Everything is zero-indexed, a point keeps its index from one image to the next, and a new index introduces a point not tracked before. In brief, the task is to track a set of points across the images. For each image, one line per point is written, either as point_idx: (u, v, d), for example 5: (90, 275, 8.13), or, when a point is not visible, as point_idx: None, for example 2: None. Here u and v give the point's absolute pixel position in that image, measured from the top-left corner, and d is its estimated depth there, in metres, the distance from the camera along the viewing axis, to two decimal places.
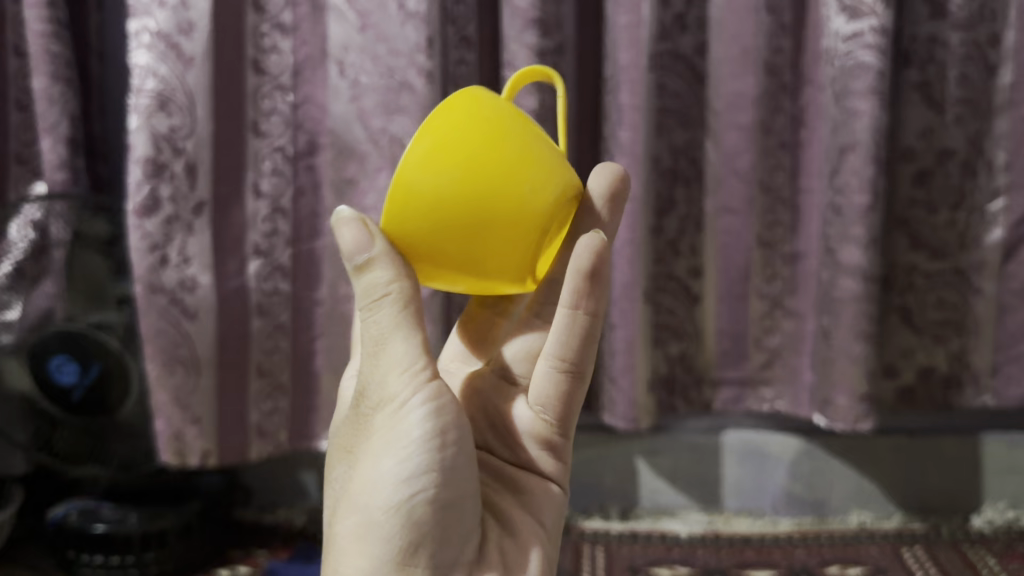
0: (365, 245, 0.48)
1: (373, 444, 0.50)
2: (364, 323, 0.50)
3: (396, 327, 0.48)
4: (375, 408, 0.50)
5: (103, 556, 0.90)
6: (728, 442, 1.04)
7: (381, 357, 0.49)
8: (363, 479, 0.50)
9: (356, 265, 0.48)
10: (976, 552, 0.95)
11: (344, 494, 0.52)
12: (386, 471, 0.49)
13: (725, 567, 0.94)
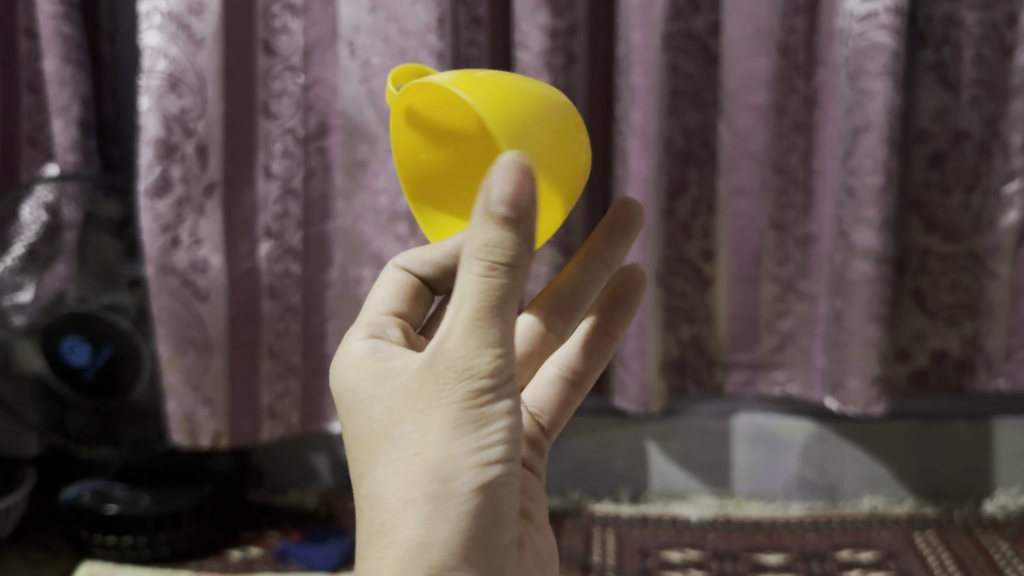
0: (514, 195, 0.37)
1: (448, 427, 0.41)
2: (467, 277, 0.38)
3: (510, 294, 0.38)
4: (452, 383, 0.40)
5: (115, 537, 0.91)
6: (740, 426, 1.04)
7: (484, 328, 0.39)
8: (430, 464, 0.41)
9: (493, 215, 0.37)
10: (988, 537, 0.95)
11: (390, 470, 0.42)
12: (463, 460, 0.41)
13: (735, 551, 0.94)
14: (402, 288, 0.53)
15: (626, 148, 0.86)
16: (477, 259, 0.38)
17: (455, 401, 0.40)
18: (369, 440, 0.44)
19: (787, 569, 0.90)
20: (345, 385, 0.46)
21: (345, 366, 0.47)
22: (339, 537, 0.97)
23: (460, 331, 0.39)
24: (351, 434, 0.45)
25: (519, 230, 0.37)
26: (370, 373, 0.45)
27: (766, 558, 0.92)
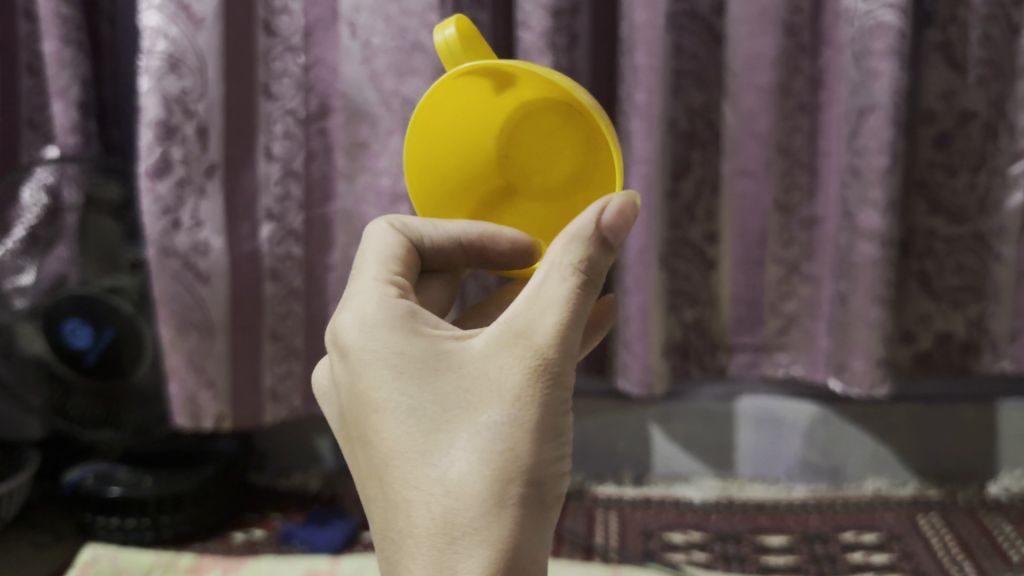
0: (618, 224, 0.44)
1: (537, 419, 0.41)
2: (561, 282, 0.42)
3: (586, 304, 0.43)
4: (542, 381, 0.41)
5: (119, 519, 0.91)
6: (743, 408, 1.03)
7: (573, 329, 0.42)
8: (521, 458, 0.40)
9: (597, 233, 0.43)
10: (992, 519, 0.95)
11: (466, 460, 0.40)
12: (545, 460, 0.41)
13: (738, 533, 0.94)
14: (399, 249, 0.52)
15: (631, 129, 0.86)
16: (577, 269, 0.42)
17: (547, 392, 0.41)
18: (428, 428, 0.42)
19: (790, 551, 0.90)
20: (387, 358, 0.43)
21: (382, 339, 0.44)
22: (343, 519, 0.97)
23: (555, 325, 0.42)
24: (401, 418, 0.42)
25: (609, 251, 0.44)
26: (422, 355, 0.43)
27: (769, 540, 0.92)
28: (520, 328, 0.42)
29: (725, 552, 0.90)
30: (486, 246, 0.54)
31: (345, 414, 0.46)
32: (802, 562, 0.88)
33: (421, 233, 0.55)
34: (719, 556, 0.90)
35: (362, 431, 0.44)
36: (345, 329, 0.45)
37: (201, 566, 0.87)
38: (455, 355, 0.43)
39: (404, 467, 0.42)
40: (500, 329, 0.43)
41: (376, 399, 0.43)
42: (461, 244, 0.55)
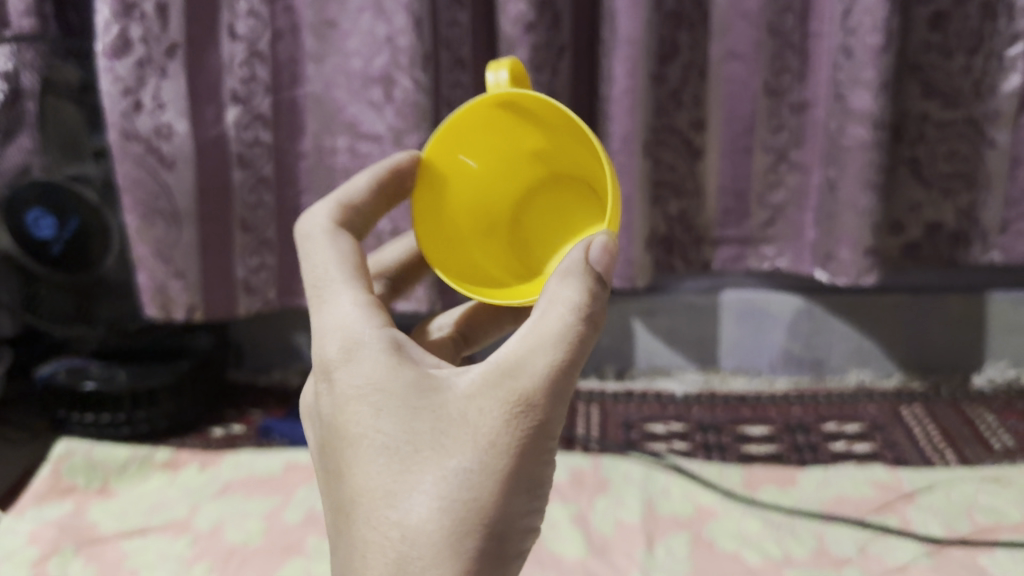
0: (604, 264, 0.45)
1: (507, 467, 0.41)
2: (558, 320, 0.42)
3: (581, 348, 0.43)
4: (519, 429, 0.41)
5: (93, 415, 0.90)
6: (727, 301, 1.01)
7: (561, 375, 0.42)
8: (485, 506, 0.41)
9: (586, 275, 0.44)
10: (975, 409, 0.95)
11: (431, 503, 0.40)
12: (509, 508, 0.42)
13: (720, 424, 0.94)
14: (349, 252, 0.50)
15: (614, 8, 0.82)
16: (574, 314, 0.42)
17: (523, 438, 0.41)
18: (399, 468, 0.41)
19: (770, 441, 0.91)
20: (371, 391, 0.43)
21: (370, 370, 0.43)
22: None
23: (542, 370, 0.41)
24: (375, 455, 0.42)
25: (601, 293, 0.44)
26: (408, 389, 0.43)
27: (750, 430, 0.93)
28: (507, 367, 0.42)
29: (706, 442, 0.91)
30: (396, 182, 0.55)
31: (322, 437, 0.46)
32: (782, 451, 0.89)
33: (348, 200, 0.54)
34: (700, 446, 0.90)
35: (336, 459, 0.44)
36: (333, 350, 0.45)
37: (178, 460, 0.87)
38: (438, 390, 0.42)
39: (372, 503, 0.42)
40: (486, 368, 0.42)
41: (354, 432, 0.43)
42: (382, 195, 0.55)
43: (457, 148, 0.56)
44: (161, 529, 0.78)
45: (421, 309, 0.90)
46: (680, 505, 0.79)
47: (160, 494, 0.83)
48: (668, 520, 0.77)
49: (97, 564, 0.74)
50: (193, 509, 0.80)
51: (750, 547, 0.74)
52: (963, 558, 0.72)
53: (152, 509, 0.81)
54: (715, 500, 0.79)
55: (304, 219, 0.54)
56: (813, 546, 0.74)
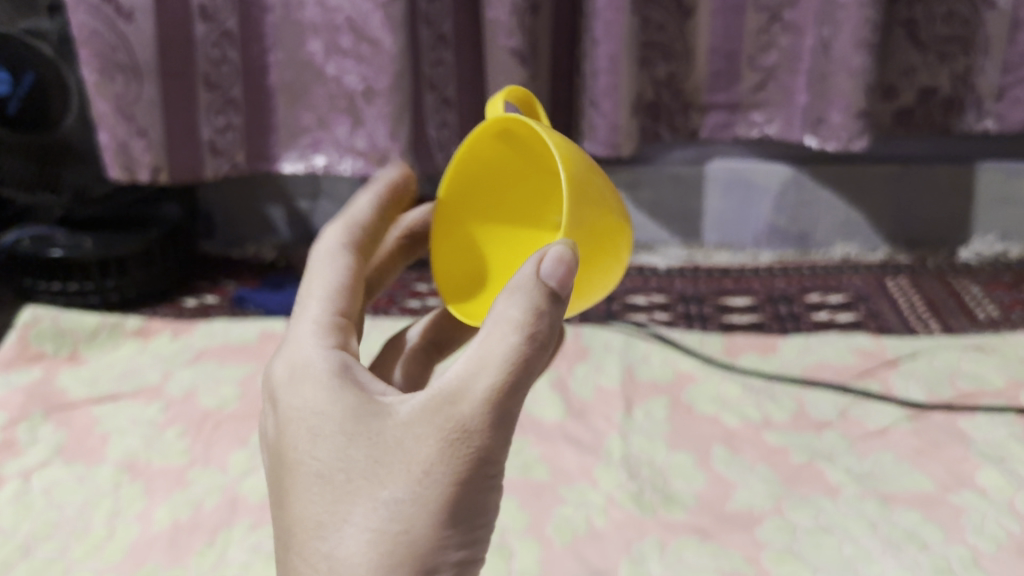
0: (561, 275, 0.38)
1: (440, 497, 0.36)
2: (503, 338, 0.36)
3: (532, 367, 0.37)
4: (453, 460, 0.36)
5: (60, 284, 0.87)
6: (714, 172, 0.99)
7: (506, 400, 0.36)
8: (414, 541, 0.36)
9: (539, 286, 0.38)
10: (960, 281, 0.93)
11: (359, 540, 0.37)
12: (447, 541, 0.37)
13: (702, 295, 0.93)
14: (341, 271, 0.47)
15: None
16: (518, 331, 0.36)
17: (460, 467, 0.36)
18: (332, 500, 0.38)
19: (752, 311, 0.90)
20: (309, 415, 0.39)
21: (312, 393, 0.39)
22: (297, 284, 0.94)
23: (481, 396, 0.36)
24: (308, 485, 0.38)
25: (557, 305, 0.38)
26: (344, 412, 0.38)
27: (732, 301, 0.92)
28: (448, 391, 0.37)
29: (687, 312, 0.90)
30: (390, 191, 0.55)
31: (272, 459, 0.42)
32: (765, 320, 0.88)
33: (355, 220, 0.51)
34: (681, 316, 0.89)
35: (279, 486, 0.41)
36: (284, 373, 0.42)
37: (150, 328, 0.85)
38: (377, 413, 0.38)
39: (302, 537, 0.38)
40: (426, 391, 0.37)
41: (291, 458, 0.39)
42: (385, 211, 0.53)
43: (473, 184, 0.53)
44: (132, 395, 0.77)
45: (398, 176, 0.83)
46: (660, 371, 0.79)
47: (132, 361, 0.82)
48: (646, 385, 0.77)
49: (67, 429, 0.73)
50: (165, 375, 0.79)
51: (729, 410, 0.73)
52: (943, 422, 0.71)
53: (123, 376, 0.79)
54: (695, 366, 0.79)
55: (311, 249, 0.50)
56: (792, 410, 0.73)
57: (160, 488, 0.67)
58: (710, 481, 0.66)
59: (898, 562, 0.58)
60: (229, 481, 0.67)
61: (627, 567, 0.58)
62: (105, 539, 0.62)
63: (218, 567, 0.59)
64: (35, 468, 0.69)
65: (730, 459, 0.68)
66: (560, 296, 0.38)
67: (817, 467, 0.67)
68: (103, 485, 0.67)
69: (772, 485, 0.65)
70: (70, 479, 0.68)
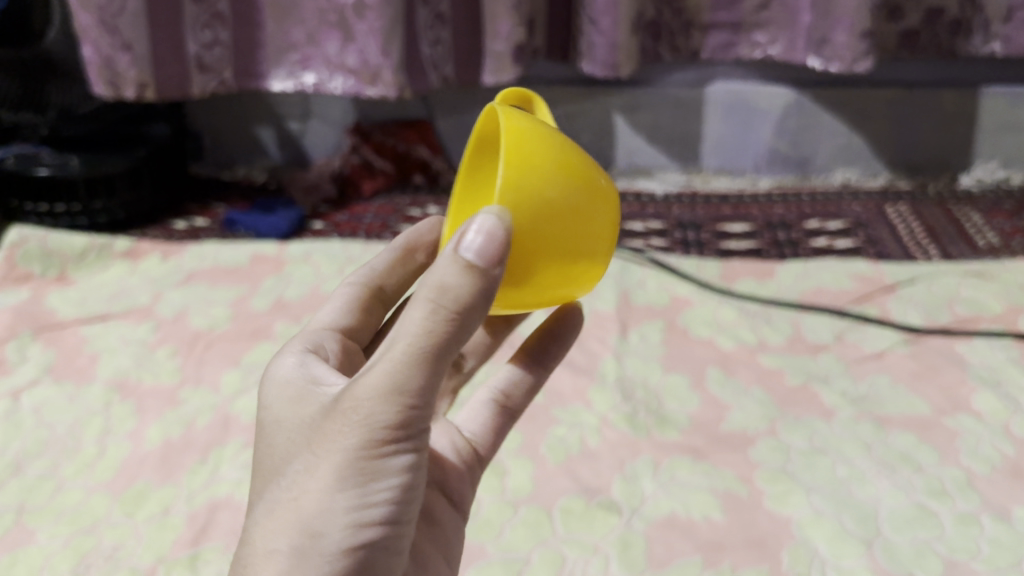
0: (485, 247, 0.33)
1: (331, 461, 0.34)
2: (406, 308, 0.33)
3: (433, 336, 0.32)
4: (345, 424, 0.33)
5: (48, 205, 0.86)
6: (714, 94, 0.97)
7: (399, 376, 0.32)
8: (305, 518, 0.34)
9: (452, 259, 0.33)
10: (961, 209, 0.92)
11: (269, 502, 0.35)
12: (329, 506, 0.33)
13: (700, 222, 0.92)
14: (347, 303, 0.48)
15: None
16: (426, 296, 0.32)
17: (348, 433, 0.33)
18: (266, 482, 0.37)
19: (751, 236, 0.88)
20: (267, 407, 0.39)
21: (273, 393, 0.40)
22: (288, 207, 0.92)
23: (376, 367, 0.33)
24: (260, 462, 0.38)
25: (473, 288, 0.32)
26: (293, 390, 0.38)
27: (730, 227, 0.90)
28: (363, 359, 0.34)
29: (685, 238, 0.88)
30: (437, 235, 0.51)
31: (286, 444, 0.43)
32: (762, 246, 0.87)
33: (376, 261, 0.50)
34: (678, 243, 0.88)
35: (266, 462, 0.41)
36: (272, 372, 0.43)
37: (139, 250, 0.84)
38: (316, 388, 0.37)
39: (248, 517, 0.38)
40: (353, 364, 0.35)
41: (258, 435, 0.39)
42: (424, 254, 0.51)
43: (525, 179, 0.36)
44: (122, 315, 0.76)
45: (389, 95, 0.81)
46: (655, 295, 0.78)
47: (121, 282, 0.81)
48: (642, 310, 0.76)
49: (56, 349, 0.72)
50: (155, 296, 0.78)
51: (724, 334, 0.73)
52: (940, 346, 0.71)
53: (113, 297, 0.78)
54: (691, 291, 0.78)
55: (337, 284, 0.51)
56: (788, 333, 0.73)
57: (151, 407, 0.66)
58: (703, 402, 0.66)
59: (892, 483, 0.58)
60: (221, 401, 0.66)
61: (619, 486, 0.58)
62: (96, 458, 0.62)
63: (210, 485, 0.59)
64: (25, 386, 0.68)
65: (725, 382, 0.68)
66: (476, 274, 0.32)
67: (813, 389, 0.66)
68: (93, 404, 0.67)
69: (766, 407, 0.65)
70: (60, 398, 0.67)
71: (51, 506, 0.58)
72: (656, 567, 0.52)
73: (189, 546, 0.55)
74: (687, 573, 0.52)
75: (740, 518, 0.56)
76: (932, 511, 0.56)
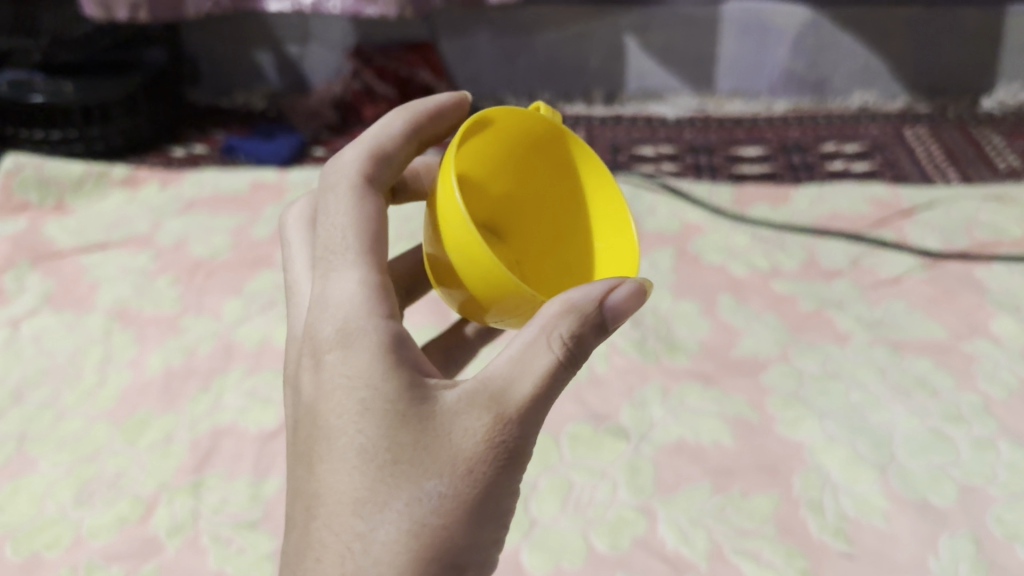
0: (624, 308, 0.35)
1: (476, 498, 0.34)
2: (550, 353, 0.34)
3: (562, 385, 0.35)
4: (493, 460, 0.34)
5: (43, 132, 0.84)
6: (730, 13, 0.93)
7: (538, 409, 0.35)
8: (451, 542, 0.34)
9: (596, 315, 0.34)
10: (981, 131, 0.89)
11: (396, 528, 0.33)
12: (467, 541, 0.34)
13: (713, 145, 0.89)
14: (368, 218, 0.39)
15: None
16: (569, 339, 0.34)
17: (497, 471, 0.34)
18: (370, 482, 0.33)
19: (765, 161, 0.86)
20: (356, 383, 0.35)
21: (355, 371, 0.35)
22: (288, 134, 0.90)
23: (522, 399, 0.34)
24: (351, 465, 0.34)
25: (602, 333, 0.35)
26: (396, 392, 0.34)
27: (744, 151, 0.88)
28: (497, 390, 0.34)
29: (696, 163, 0.86)
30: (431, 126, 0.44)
31: (297, 408, 0.37)
32: (777, 170, 0.84)
33: (382, 146, 0.42)
34: (689, 167, 0.86)
35: (308, 443, 0.36)
36: (325, 326, 0.36)
37: (138, 178, 0.82)
38: (426, 400, 0.34)
39: (332, 509, 0.34)
40: (476, 386, 0.35)
41: (333, 427, 0.35)
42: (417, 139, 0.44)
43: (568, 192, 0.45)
44: (121, 244, 0.75)
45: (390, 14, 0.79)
46: (666, 221, 0.76)
47: (120, 211, 0.79)
48: (653, 236, 0.74)
49: (55, 278, 0.71)
50: (154, 225, 0.77)
51: (736, 259, 0.71)
52: (958, 270, 0.69)
53: (112, 225, 0.77)
54: (704, 217, 0.76)
55: (328, 169, 0.42)
56: (802, 259, 0.71)
57: (152, 335, 0.65)
58: (714, 328, 0.64)
59: (906, 408, 0.57)
60: (222, 328, 0.65)
61: (628, 412, 0.57)
62: (97, 386, 0.61)
63: (213, 412, 0.58)
64: (24, 315, 0.67)
65: (737, 308, 0.66)
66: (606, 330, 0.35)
67: (827, 315, 0.65)
68: (93, 332, 0.66)
69: (779, 333, 0.63)
70: (59, 326, 0.66)
71: (53, 435, 0.58)
72: (664, 493, 0.52)
73: (192, 473, 0.54)
74: (696, 498, 0.51)
75: (751, 444, 0.55)
76: (947, 436, 0.55)
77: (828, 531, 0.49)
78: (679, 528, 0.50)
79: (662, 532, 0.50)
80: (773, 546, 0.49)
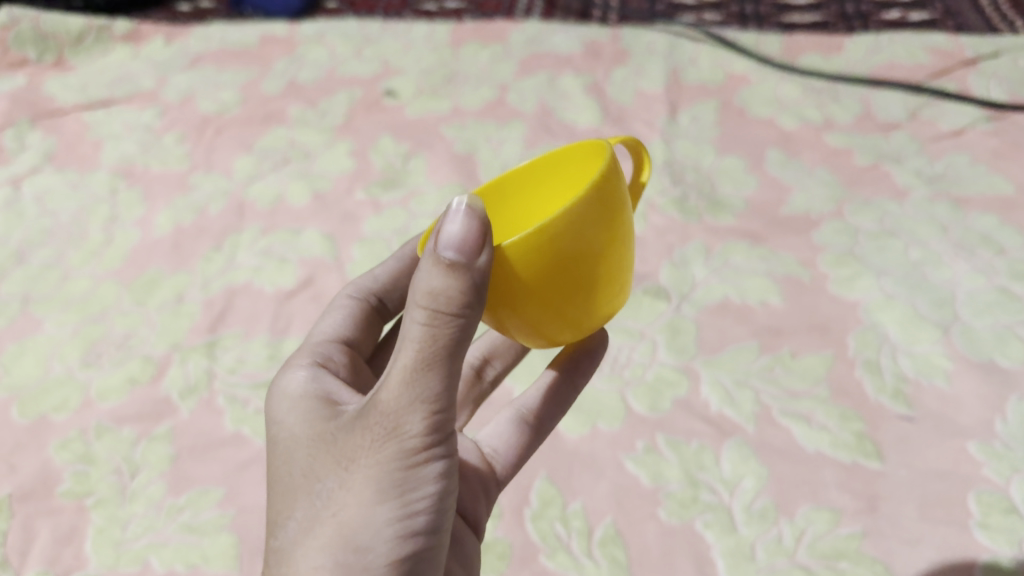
0: (464, 240, 0.28)
1: (369, 481, 0.29)
2: (414, 317, 0.28)
3: (456, 344, 0.28)
4: (381, 441, 0.29)
5: None
6: None
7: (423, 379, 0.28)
8: (344, 538, 0.29)
9: (444, 262, 0.28)
10: None
11: (293, 532, 0.30)
12: (372, 528, 0.29)
13: None
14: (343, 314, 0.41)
15: None
16: (421, 301, 0.28)
17: (384, 452, 0.29)
18: (279, 501, 0.32)
19: (815, 10, 0.80)
20: (273, 424, 0.34)
21: (282, 406, 0.34)
22: None
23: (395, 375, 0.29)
24: (270, 493, 0.33)
25: (466, 272, 0.28)
26: (302, 418, 0.33)
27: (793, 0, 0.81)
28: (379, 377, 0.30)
29: (742, 11, 0.79)
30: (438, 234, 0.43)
31: None
32: (829, 19, 0.78)
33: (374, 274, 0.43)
34: (734, 16, 0.79)
35: None
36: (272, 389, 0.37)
37: (141, 33, 0.77)
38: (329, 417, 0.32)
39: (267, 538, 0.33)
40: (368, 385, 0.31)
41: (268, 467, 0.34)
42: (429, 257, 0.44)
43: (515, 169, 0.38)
44: (126, 100, 0.70)
45: None
46: (709, 73, 0.70)
47: (123, 67, 0.74)
48: (694, 89, 0.69)
49: (58, 136, 0.67)
50: (160, 81, 0.72)
51: (786, 112, 0.66)
52: None
53: (116, 82, 0.72)
54: (750, 66, 0.70)
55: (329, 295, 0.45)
56: (857, 111, 0.65)
57: (160, 194, 0.61)
58: (763, 184, 0.60)
59: (971, 266, 0.52)
60: (234, 187, 0.61)
61: (668, 271, 0.53)
62: (103, 245, 0.58)
63: (226, 271, 0.55)
64: (25, 174, 0.64)
65: (787, 163, 0.61)
66: (467, 272, 0.28)
67: (884, 169, 0.60)
68: (99, 191, 0.62)
69: (833, 189, 0.59)
70: (62, 186, 0.63)
71: (58, 295, 0.55)
72: (708, 353, 0.48)
73: (206, 333, 0.51)
74: (742, 359, 0.48)
75: (802, 303, 0.51)
76: (1015, 294, 0.50)
77: (886, 393, 0.46)
78: (724, 390, 0.46)
79: (705, 393, 0.46)
80: (827, 407, 0.45)
